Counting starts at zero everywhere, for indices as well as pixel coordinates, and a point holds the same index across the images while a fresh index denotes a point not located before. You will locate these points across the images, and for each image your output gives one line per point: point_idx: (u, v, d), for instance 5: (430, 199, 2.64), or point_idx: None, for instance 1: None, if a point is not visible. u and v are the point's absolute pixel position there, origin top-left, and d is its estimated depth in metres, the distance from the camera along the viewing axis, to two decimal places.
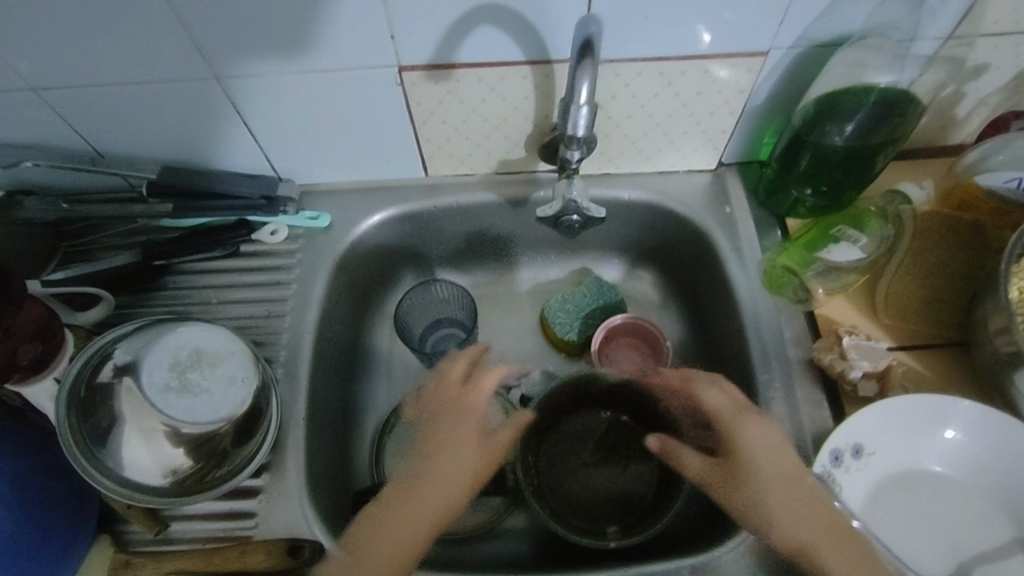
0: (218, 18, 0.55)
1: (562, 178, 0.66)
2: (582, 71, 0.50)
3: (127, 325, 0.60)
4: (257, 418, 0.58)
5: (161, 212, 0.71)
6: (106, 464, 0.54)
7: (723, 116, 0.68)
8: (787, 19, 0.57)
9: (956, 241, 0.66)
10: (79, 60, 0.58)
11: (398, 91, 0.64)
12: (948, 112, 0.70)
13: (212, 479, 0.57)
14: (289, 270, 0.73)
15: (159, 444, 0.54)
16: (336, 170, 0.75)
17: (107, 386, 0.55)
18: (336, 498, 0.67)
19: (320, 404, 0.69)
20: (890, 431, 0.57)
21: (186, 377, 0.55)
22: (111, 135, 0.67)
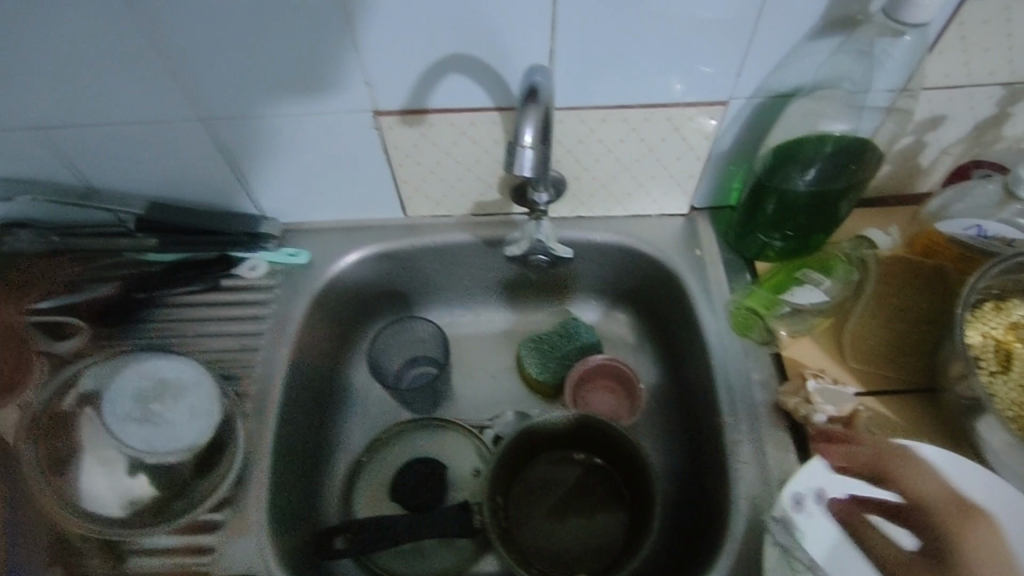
0: (206, 65, 0.59)
1: (532, 219, 0.69)
2: (526, 114, 0.52)
3: (99, 354, 0.63)
4: (219, 452, 0.59)
5: (147, 246, 0.72)
6: (65, 491, 0.55)
7: (689, 162, 0.71)
8: (740, 73, 0.61)
9: (919, 288, 0.68)
10: (73, 100, 0.61)
11: (375, 134, 0.66)
12: (912, 160, 0.72)
13: (170, 510, 0.57)
14: (266, 305, 0.74)
15: (117, 474, 0.57)
16: (317, 210, 0.77)
17: (69, 414, 0.57)
18: (299, 536, 0.67)
19: (289, 439, 0.69)
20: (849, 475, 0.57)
21: (149, 409, 0.57)
22: (100, 172, 0.70)
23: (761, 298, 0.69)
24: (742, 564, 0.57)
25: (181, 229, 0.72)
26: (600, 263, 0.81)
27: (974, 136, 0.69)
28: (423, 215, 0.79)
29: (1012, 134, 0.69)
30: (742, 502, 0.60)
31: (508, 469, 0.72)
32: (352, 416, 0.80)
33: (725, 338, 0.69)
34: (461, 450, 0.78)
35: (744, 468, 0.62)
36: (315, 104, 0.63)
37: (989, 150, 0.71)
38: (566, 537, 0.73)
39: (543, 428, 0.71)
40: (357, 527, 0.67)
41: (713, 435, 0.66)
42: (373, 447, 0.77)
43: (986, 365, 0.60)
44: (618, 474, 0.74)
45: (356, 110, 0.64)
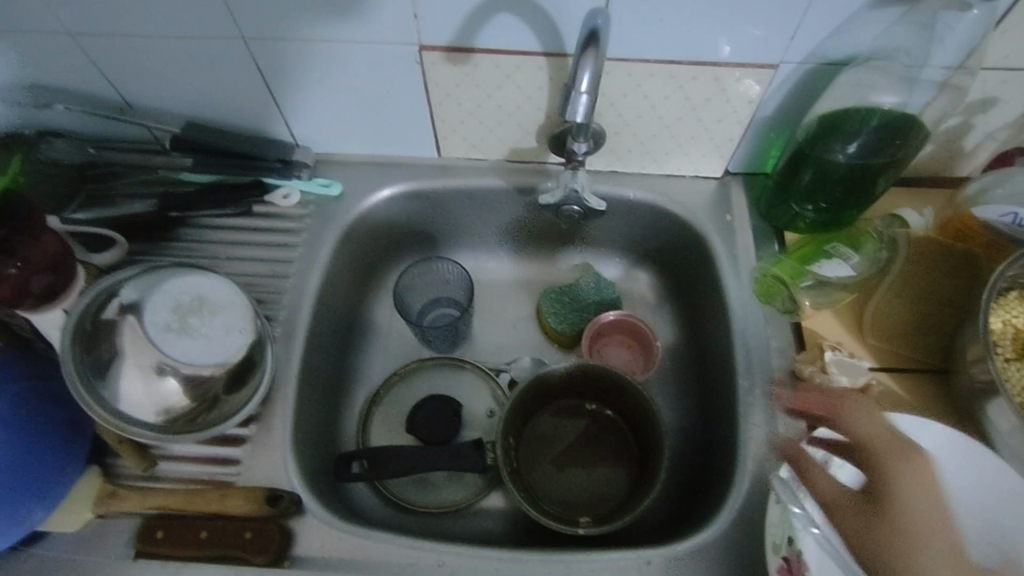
0: None
1: (568, 169, 0.69)
2: (584, 60, 0.52)
3: (135, 267, 0.63)
4: (249, 370, 0.60)
5: (181, 165, 0.73)
6: (101, 395, 0.56)
7: (730, 125, 0.70)
8: (794, 37, 0.60)
9: (956, 276, 0.67)
10: (117, 11, 0.61)
11: (418, 69, 0.66)
12: (955, 143, 0.71)
13: (201, 422, 0.59)
14: (297, 233, 0.75)
15: (155, 381, 0.57)
16: (352, 143, 0.78)
17: (110, 322, 0.57)
18: (319, 458, 0.69)
19: (314, 366, 0.71)
20: None
21: (186, 321, 0.58)
22: (140, 87, 0.69)
23: (786, 268, 0.69)
24: (743, 521, 0.60)
25: (218, 150, 0.73)
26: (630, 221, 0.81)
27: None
28: (456, 156, 0.78)
29: None
30: (748, 461, 0.62)
31: (523, 411, 0.74)
32: (370, 350, 0.83)
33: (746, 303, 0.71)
34: (476, 391, 0.80)
35: (755, 430, 0.64)
36: (363, 34, 0.62)
37: None
38: (569, 483, 0.75)
39: (560, 376, 0.74)
40: (374, 453, 0.69)
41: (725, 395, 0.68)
42: (391, 381, 0.80)
43: (1003, 351, 0.61)
44: (625, 428, 0.77)
45: (402, 44, 0.63)
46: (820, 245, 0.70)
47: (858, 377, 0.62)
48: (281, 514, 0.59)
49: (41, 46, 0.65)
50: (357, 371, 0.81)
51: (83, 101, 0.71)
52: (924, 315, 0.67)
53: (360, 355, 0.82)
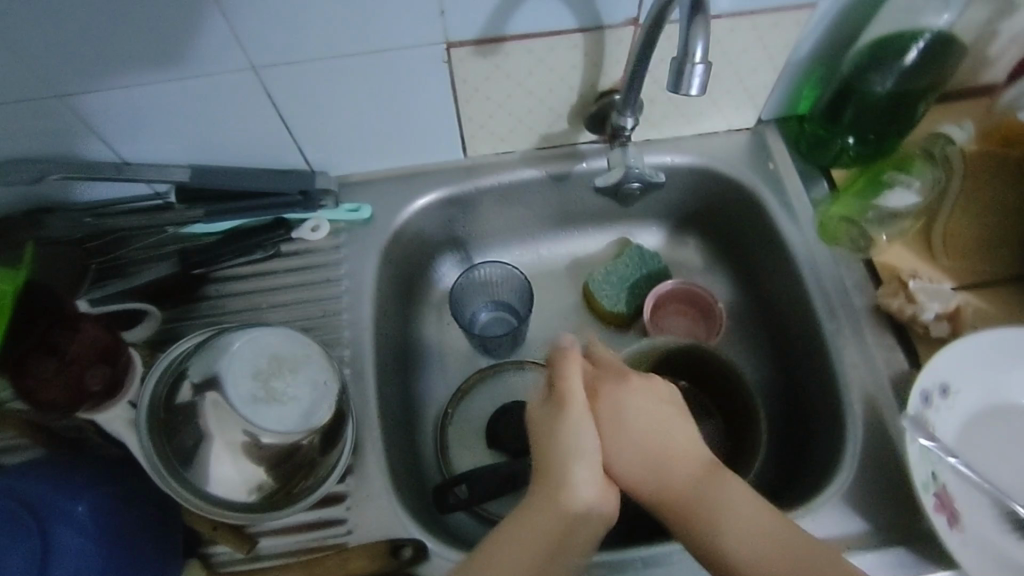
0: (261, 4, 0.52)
1: (615, 147, 0.68)
2: (695, 31, 0.48)
3: (193, 338, 0.58)
4: (341, 426, 0.56)
5: (191, 218, 0.67)
6: (193, 482, 0.52)
7: (766, 72, 0.68)
8: None
9: (1008, 181, 0.71)
10: (108, 59, 0.54)
11: (444, 69, 0.61)
12: (980, 52, 0.71)
13: (300, 490, 0.55)
14: (337, 266, 0.70)
15: (246, 458, 0.52)
16: (371, 159, 0.72)
17: (189, 405, 0.52)
18: (417, 497, 0.65)
19: (388, 403, 0.67)
20: (975, 370, 0.58)
21: (271, 386, 0.53)
22: (138, 140, 0.63)
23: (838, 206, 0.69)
24: (869, 464, 0.59)
25: (231, 196, 0.68)
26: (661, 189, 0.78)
27: None
28: (485, 153, 0.74)
29: None
30: (856, 404, 0.62)
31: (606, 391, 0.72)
32: (430, 372, 0.79)
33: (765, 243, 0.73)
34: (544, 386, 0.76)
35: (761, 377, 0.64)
36: (383, 42, 0.57)
37: None
38: None
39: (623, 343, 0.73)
40: (471, 476, 0.65)
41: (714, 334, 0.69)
42: (457, 399, 0.75)
43: None
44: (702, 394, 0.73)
45: (425, 46, 0.58)
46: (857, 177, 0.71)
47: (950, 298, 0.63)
48: (407, 565, 0.55)
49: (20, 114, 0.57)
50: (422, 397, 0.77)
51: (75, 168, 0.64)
52: (996, 226, 0.69)
53: (421, 378, 0.77)
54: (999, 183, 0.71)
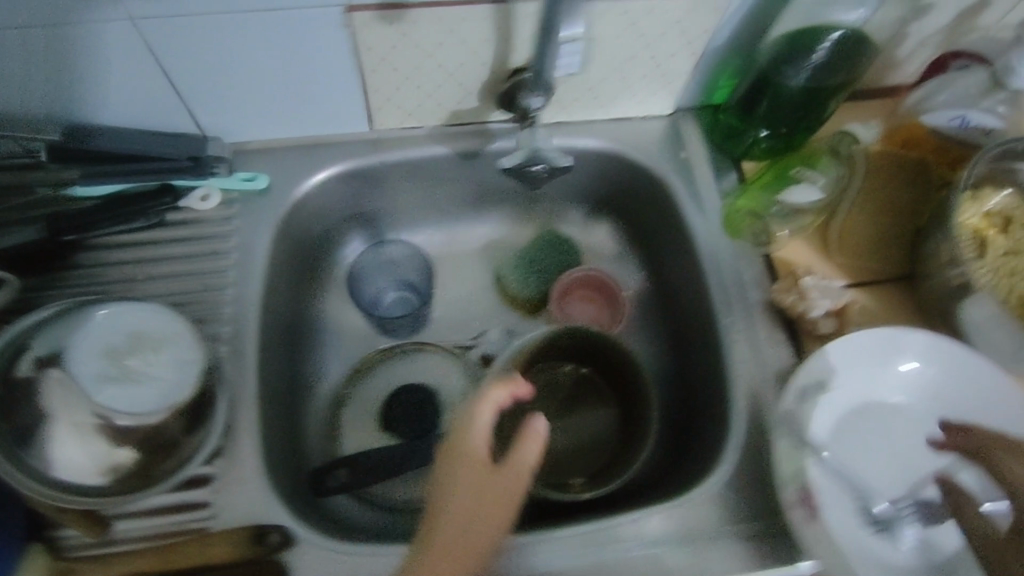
0: None
1: (524, 128, 0.71)
2: None
3: (51, 306, 0.63)
4: (207, 402, 0.62)
5: (66, 178, 0.68)
6: (33, 467, 0.56)
7: (683, 57, 0.71)
8: None
9: (905, 180, 0.76)
10: None
11: (349, 34, 0.64)
12: (891, 51, 0.77)
13: (158, 472, 0.60)
14: (229, 237, 0.72)
15: (91, 436, 0.58)
16: (274, 125, 0.74)
17: (29, 379, 0.58)
18: (295, 480, 0.68)
19: (273, 378, 0.70)
20: (851, 367, 0.65)
21: (124, 364, 0.58)
22: (41, 81, 0.61)
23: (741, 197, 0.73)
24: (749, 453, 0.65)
25: (132, 150, 0.69)
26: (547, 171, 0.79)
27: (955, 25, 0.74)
28: (392, 124, 0.76)
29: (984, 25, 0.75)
30: (740, 392, 0.67)
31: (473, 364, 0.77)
32: (326, 344, 0.81)
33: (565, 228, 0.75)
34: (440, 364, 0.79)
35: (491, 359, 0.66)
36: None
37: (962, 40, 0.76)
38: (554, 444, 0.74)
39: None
40: (351, 461, 0.68)
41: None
42: (354, 379, 0.80)
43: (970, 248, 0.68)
44: (602, 382, 0.75)
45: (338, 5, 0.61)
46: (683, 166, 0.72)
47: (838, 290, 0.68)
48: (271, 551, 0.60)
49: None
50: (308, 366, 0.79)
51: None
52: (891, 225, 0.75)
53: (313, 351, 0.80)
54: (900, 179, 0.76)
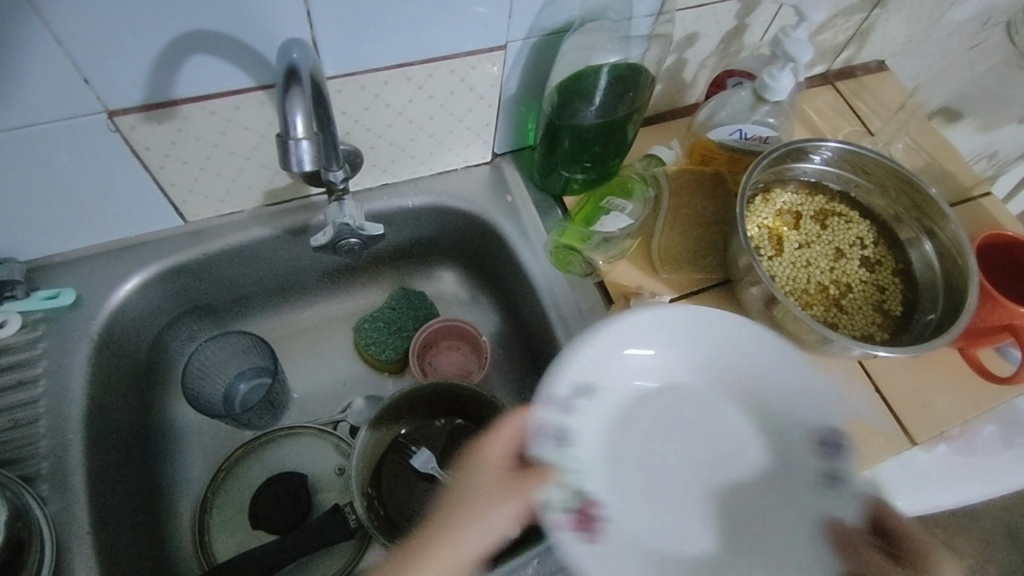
0: (279, 19, 0.49)
1: (590, 162, 0.69)
2: None
3: (84, 481, 0.55)
4: (334, 516, 0.66)
5: (65, 305, 0.61)
6: None
7: (711, 62, 0.74)
8: None
9: (933, 173, 0.81)
10: (35, 92, 0.47)
11: (453, 78, 0.61)
12: (860, 52, 0.85)
13: None
14: (262, 361, 0.72)
15: None
16: (397, 177, 0.71)
17: None
18: None
19: (373, 459, 0.69)
20: (936, 366, 0.68)
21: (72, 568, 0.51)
22: (104, 180, 0.57)
23: (810, 206, 0.69)
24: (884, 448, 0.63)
25: (204, 226, 0.66)
26: (600, 182, 0.73)
27: (926, 22, 0.82)
28: (452, 166, 0.73)
29: (952, 20, 0.83)
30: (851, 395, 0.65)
31: None
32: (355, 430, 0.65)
33: (625, 252, 0.69)
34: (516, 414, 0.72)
35: None
36: (403, 53, 0.56)
37: (931, 29, 0.84)
38: None
39: (540, 330, 0.70)
40: None
41: (555, 343, 0.67)
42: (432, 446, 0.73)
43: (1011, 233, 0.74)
44: None
45: (435, 56, 0.58)
46: (752, 186, 0.68)
47: (944, 305, 0.63)
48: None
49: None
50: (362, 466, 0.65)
51: (28, 211, 0.57)
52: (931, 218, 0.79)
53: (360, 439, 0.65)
54: (927, 169, 0.81)
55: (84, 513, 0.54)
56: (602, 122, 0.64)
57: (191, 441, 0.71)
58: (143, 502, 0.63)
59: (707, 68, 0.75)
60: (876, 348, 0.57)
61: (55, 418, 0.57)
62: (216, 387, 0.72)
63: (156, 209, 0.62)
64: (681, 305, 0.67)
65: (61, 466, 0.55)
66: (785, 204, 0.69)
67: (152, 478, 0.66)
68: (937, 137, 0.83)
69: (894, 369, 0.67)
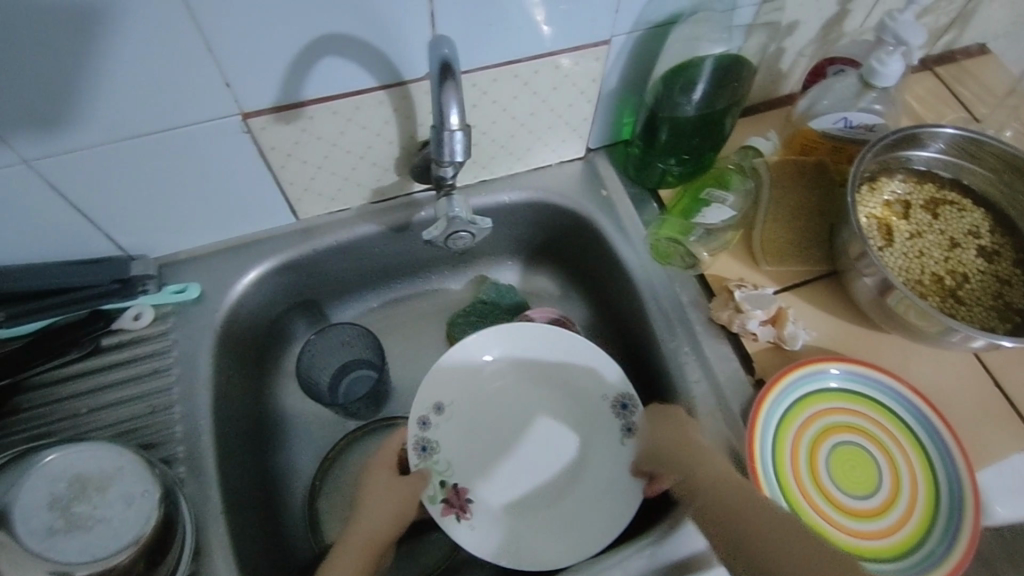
0: (403, 20, 0.51)
1: (688, 155, 0.69)
2: None
3: (216, 465, 0.58)
4: None
5: (191, 298, 0.65)
6: None
7: (810, 51, 0.73)
8: None
9: None
10: (181, 96, 0.51)
11: (557, 74, 0.62)
12: (961, 36, 0.82)
13: None
14: (367, 353, 0.76)
15: None
16: (493, 173, 0.72)
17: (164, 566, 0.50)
18: None
19: None
20: None
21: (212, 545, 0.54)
22: (231, 179, 0.60)
23: (920, 195, 0.67)
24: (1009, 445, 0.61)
25: (315, 224, 0.69)
26: (696, 175, 0.72)
27: None
28: (548, 162, 0.74)
29: None
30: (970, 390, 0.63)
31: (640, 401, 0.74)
32: (425, 435, 0.65)
33: (726, 246, 0.68)
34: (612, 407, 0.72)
35: (698, 384, 0.63)
36: (514, 50, 0.58)
37: None
38: None
39: (637, 324, 0.70)
40: None
41: (655, 336, 0.67)
42: None
43: None
44: None
45: (543, 52, 0.59)
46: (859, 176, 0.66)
47: None
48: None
49: (125, 155, 0.54)
50: (449, 472, 0.65)
51: (161, 210, 0.61)
52: None
53: (436, 449, 0.65)
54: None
55: (216, 494, 0.57)
56: (702, 114, 0.64)
57: (299, 429, 0.74)
58: (261, 486, 0.66)
59: (805, 57, 0.74)
60: (1005, 339, 0.55)
61: (188, 404, 0.60)
62: (322, 377, 0.76)
63: (273, 207, 0.65)
64: (786, 298, 0.66)
65: (195, 450, 0.58)
66: (893, 194, 0.67)
67: (267, 464, 0.69)
68: None
69: (1016, 363, 0.65)
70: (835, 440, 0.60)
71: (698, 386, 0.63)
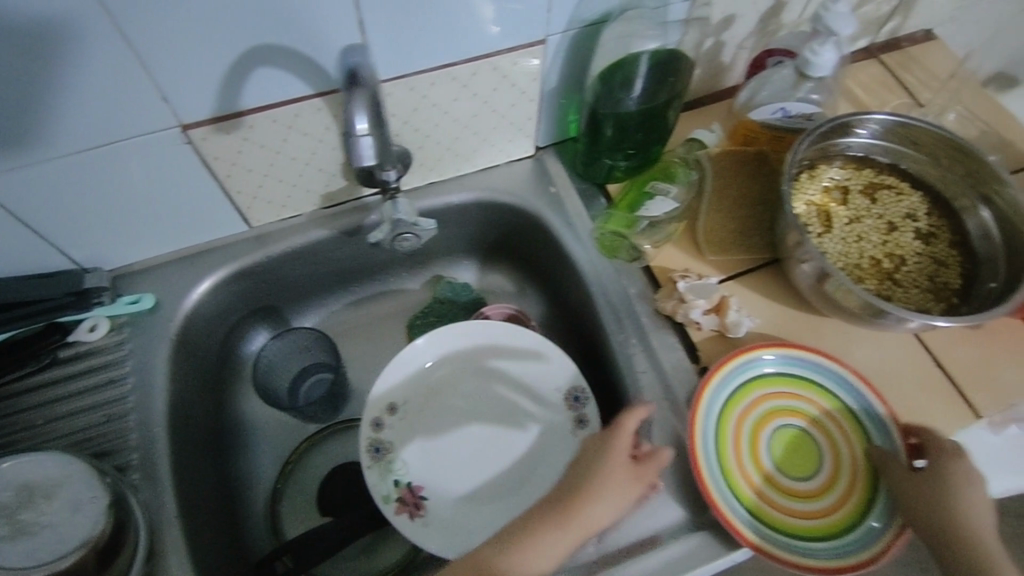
0: (333, 29, 0.52)
1: (632, 149, 0.70)
2: None
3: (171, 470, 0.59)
4: None
5: (145, 309, 0.66)
6: None
7: (750, 43, 0.74)
8: None
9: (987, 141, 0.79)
10: (117, 111, 0.52)
11: (495, 75, 0.63)
12: (903, 23, 0.83)
13: None
14: (327, 356, 0.77)
15: None
16: (443, 174, 0.74)
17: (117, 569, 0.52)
18: None
19: None
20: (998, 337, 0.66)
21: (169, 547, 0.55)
22: (177, 190, 0.61)
23: (858, 180, 0.68)
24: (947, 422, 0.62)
25: (267, 231, 0.71)
26: (642, 169, 0.74)
27: None
28: (497, 161, 0.75)
29: None
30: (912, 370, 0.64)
31: None
32: (380, 437, 0.67)
33: (670, 238, 0.70)
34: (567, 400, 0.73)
35: (644, 375, 0.65)
36: (449, 53, 0.59)
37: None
38: None
39: (588, 317, 0.72)
40: None
41: (603, 329, 0.68)
42: None
43: None
44: None
45: (479, 54, 0.60)
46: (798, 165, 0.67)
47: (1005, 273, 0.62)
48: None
49: (68, 171, 0.55)
50: (406, 471, 0.66)
51: (111, 223, 0.62)
52: None
53: (390, 450, 0.67)
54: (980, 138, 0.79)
55: (171, 499, 0.58)
56: (641, 109, 0.66)
57: (261, 433, 0.75)
58: (222, 490, 0.67)
59: (745, 49, 0.75)
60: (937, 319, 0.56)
61: (143, 412, 0.61)
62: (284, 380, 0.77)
63: (223, 216, 0.67)
64: (729, 286, 0.68)
65: (151, 457, 0.59)
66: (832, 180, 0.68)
67: (228, 469, 0.70)
68: (989, 104, 0.81)
69: (955, 342, 0.66)
70: (777, 424, 0.61)
71: (644, 377, 0.64)
